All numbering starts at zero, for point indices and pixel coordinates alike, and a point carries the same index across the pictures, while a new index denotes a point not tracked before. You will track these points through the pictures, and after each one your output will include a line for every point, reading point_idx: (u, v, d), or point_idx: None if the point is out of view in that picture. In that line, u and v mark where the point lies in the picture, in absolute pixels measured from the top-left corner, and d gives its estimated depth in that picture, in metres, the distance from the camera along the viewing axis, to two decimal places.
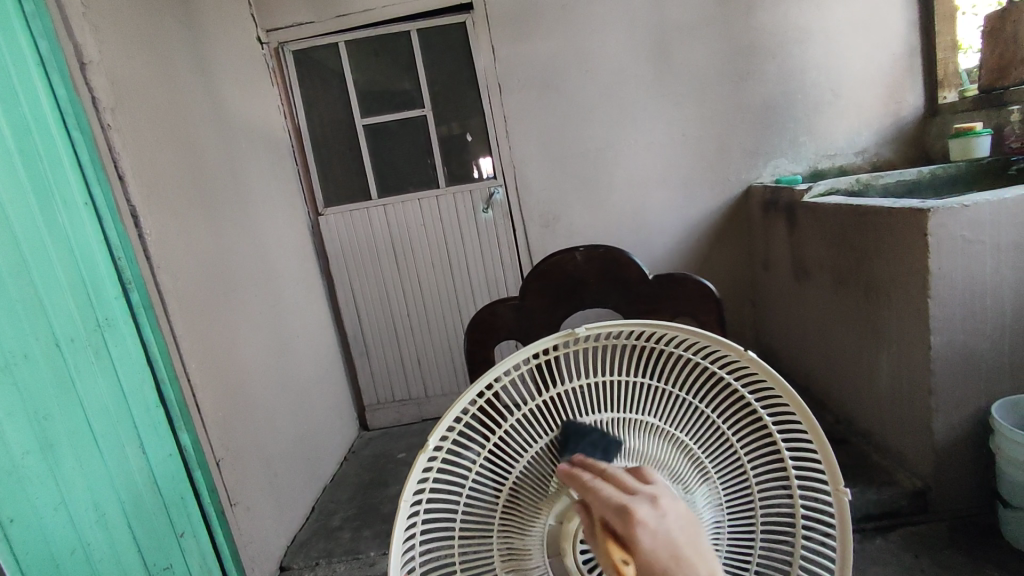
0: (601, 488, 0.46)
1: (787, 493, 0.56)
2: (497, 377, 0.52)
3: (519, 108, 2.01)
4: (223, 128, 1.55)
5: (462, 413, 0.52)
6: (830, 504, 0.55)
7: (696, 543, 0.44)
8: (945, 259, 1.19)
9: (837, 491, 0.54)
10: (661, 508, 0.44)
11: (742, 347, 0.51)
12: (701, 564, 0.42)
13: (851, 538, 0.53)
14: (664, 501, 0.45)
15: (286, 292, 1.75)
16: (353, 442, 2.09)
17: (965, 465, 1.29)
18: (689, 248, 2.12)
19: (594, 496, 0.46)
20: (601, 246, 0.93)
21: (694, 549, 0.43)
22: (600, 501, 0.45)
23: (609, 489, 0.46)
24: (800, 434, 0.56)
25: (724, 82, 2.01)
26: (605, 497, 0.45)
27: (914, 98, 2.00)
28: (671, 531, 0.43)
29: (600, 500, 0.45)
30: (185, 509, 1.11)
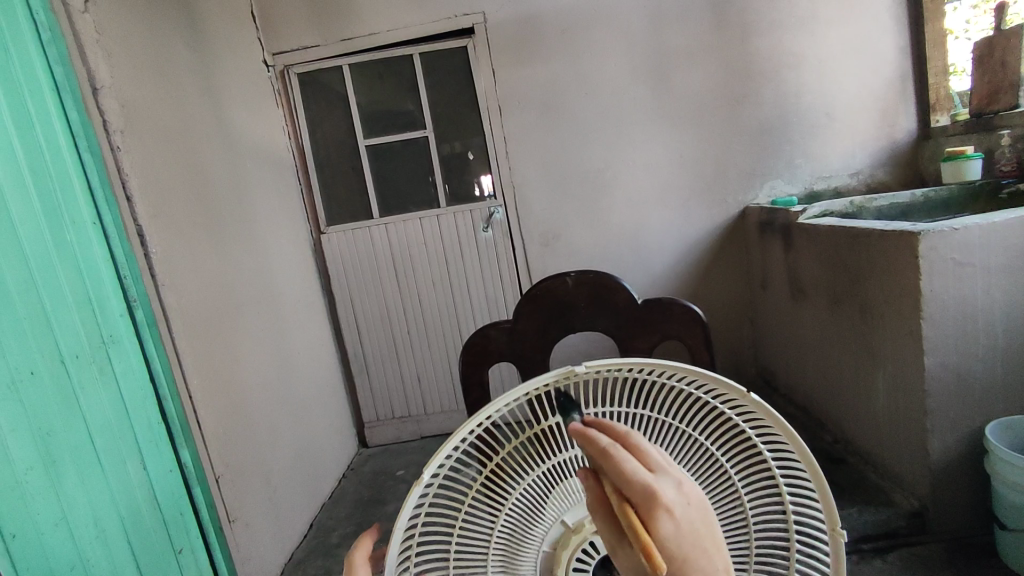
0: (625, 460, 0.42)
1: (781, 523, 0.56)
2: (496, 407, 0.52)
3: (519, 129, 2.05)
4: (229, 148, 1.59)
5: (460, 442, 0.53)
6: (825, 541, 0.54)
7: (711, 533, 0.42)
8: (936, 281, 1.20)
9: (832, 527, 0.53)
10: (685, 494, 0.42)
11: (742, 388, 0.52)
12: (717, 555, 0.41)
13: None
14: (688, 488, 0.42)
15: (288, 308, 1.77)
16: (352, 460, 2.09)
17: (961, 486, 1.29)
18: (688, 267, 2.14)
19: (617, 467, 0.42)
20: (590, 270, 0.95)
21: (710, 540, 0.41)
22: (618, 472, 0.42)
23: (636, 464, 0.42)
24: (797, 469, 0.55)
25: (720, 105, 2.05)
26: (630, 471, 0.41)
27: (907, 121, 2.04)
28: (694, 519, 0.41)
29: (625, 476, 0.41)
30: (184, 527, 1.12)
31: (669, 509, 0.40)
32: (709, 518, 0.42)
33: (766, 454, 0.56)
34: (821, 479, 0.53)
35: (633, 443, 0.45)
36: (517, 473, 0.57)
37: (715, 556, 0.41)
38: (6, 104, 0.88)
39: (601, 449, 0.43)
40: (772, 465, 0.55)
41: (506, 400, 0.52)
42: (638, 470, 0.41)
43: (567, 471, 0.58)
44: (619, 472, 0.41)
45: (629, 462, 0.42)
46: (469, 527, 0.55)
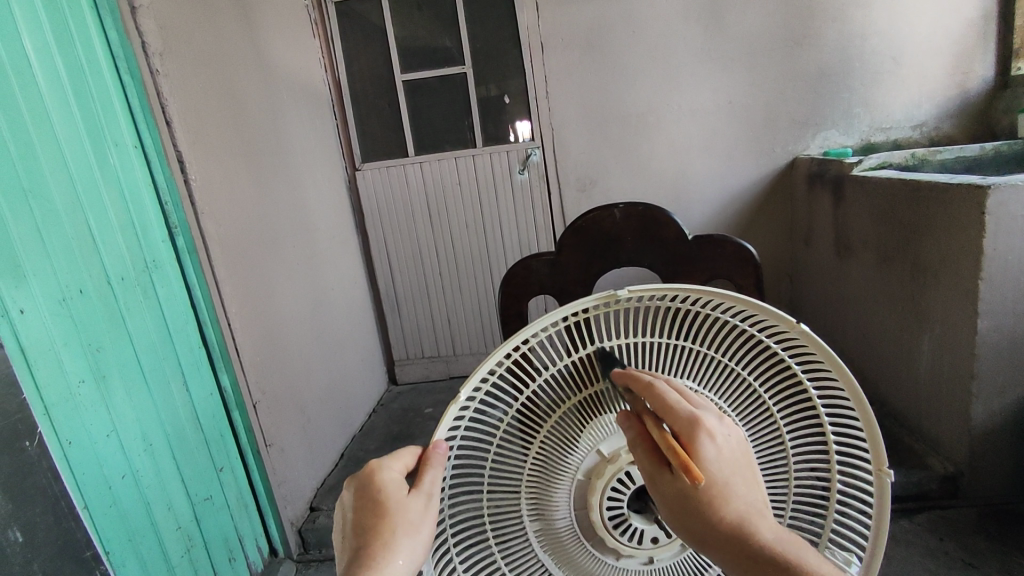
0: (669, 395, 0.48)
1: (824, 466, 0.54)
2: (534, 331, 0.51)
3: (561, 68, 1.97)
4: (266, 79, 1.57)
5: (497, 366, 0.52)
6: (870, 482, 0.53)
7: (748, 465, 0.48)
8: (1002, 240, 1.13)
9: (878, 468, 0.52)
10: (723, 425, 0.48)
11: (791, 318, 0.49)
12: (752, 485, 0.48)
13: (886, 521, 0.51)
14: (725, 421, 0.48)
15: (323, 244, 1.79)
16: (382, 395, 2.15)
17: (1003, 453, 1.25)
18: (728, 219, 2.07)
19: (661, 400, 0.47)
20: (640, 204, 0.92)
21: (744, 469, 0.48)
22: (663, 404, 0.47)
23: (677, 397, 0.48)
24: (844, 408, 0.53)
25: (777, 46, 1.92)
26: (672, 403, 0.47)
27: (983, 68, 1.88)
28: (731, 448, 0.47)
29: (672, 407, 0.47)
30: (224, 446, 1.17)
31: (709, 433, 0.46)
32: (746, 450, 0.48)
33: (809, 387, 0.53)
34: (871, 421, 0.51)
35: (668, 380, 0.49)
36: (547, 406, 0.55)
37: (750, 484, 0.48)
38: (46, 18, 0.87)
39: (644, 386, 0.48)
40: (816, 401, 0.53)
41: (545, 325, 0.51)
42: (680, 401, 0.47)
43: (603, 403, 0.56)
44: (662, 405, 0.47)
45: (672, 397, 0.47)
46: (503, 455, 0.55)
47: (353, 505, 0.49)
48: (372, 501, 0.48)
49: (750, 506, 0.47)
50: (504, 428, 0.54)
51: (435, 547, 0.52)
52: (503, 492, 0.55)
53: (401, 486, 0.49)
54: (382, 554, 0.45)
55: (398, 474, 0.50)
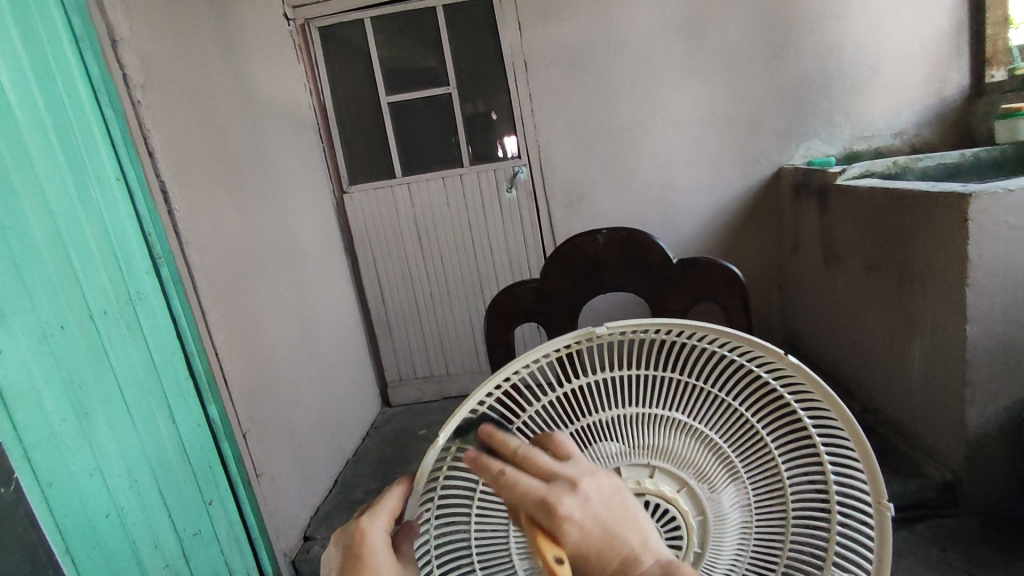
0: (520, 479, 0.46)
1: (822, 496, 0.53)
2: (517, 366, 0.51)
3: (545, 86, 1.98)
4: (249, 105, 1.57)
5: (480, 402, 0.51)
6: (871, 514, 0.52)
7: (623, 514, 0.47)
8: (986, 247, 1.14)
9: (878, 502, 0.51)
10: (583, 490, 0.46)
11: (779, 350, 0.48)
12: (634, 533, 0.47)
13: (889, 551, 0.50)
14: (585, 483, 0.47)
15: (311, 268, 1.78)
16: (376, 418, 2.13)
17: (999, 460, 1.25)
18: (716, 231, 2.08)
19: (515, 489, 0.46)
20: (623, 228, 0.92)
21: (622, 521, 0.47)
22: (515, 496, 0.46)
23: (532, 480, 0.46)
24: (841, 438, 0.53)
25: (757, 59, 1.94)
26: (524, 493, 0.45)
27: (959, 76, 1.91)
28: (598, 511, 0.46)
29: (522, 493, 0.45)
30: (214, 480, 1.15)
31: (567, 515, 0.45)
32: (619, 501, 0.48)
33: (807, 422, 0.53)
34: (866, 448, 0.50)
35: (524, 456, 0.47)
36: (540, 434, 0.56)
37: (632, 533, 0.47)
38: (25, 56, 0.86)
39: (494, 480, 0.47)
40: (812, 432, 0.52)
41: (529, 360, 0.50)
42: (532, 486, 0.46)
43: (593, 435, 0.55)
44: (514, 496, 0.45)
45: (524, 483, 0.46)
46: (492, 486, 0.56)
47: (335, 558, 0.48)
48: (352, 566, 0.47)
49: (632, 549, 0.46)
50: None
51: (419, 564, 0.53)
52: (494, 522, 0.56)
53: (383, 555, 0.47)
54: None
55: (383, 540, 0.48)
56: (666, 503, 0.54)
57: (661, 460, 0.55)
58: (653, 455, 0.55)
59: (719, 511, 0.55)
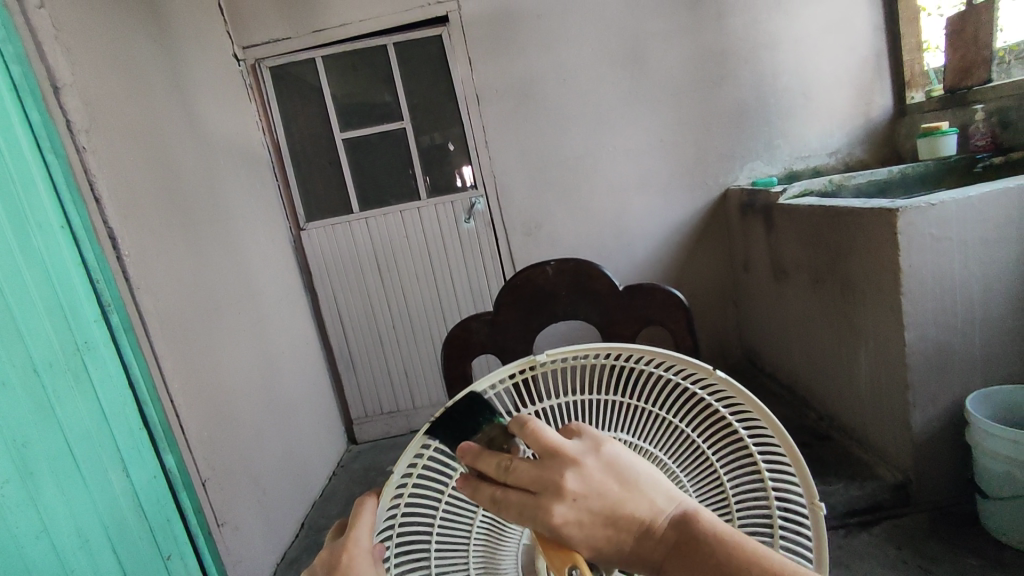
0: (507, 496, 0.40)
1: (764, 504, 0.53)
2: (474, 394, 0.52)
3: (497, 118, 2.03)
4: (201, 146, 1.56)
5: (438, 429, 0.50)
6: (805, 515, 0.51)
7: (630, 486, 0.41)
8: (915, 257, 1.22)
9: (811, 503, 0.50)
10: (572, 493, 0.39)
11: (707, 366, 0.51)
12: (646, 507, 0.40)
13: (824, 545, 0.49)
14: (574, 484, 0.39)
15: (269, 307, 1.75)
16: (342, 457, 2.08)
17: (945, 457, 1.32)
18: (670, 252, 2.15)
19: (507, 508, 0.40)
20: (570, 258, 0.95)
21: (628, 497, 0.40)
22: (509, 513, 0.40)
23: (518, 496, 0.39)
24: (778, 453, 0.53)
25: (699, 87, 2.04)
26: (518, 514, 0.39)
27: (882, 99, 2.05)
28: (597, 504, 0.39)
29: (513, 511, 0.40)
30: (172, 533, 1.11)
31: (567, 524, 0.39)
32: (619, 479, 0.40)
33: (747, 439, 0.53)
34: (799, 460, 0.50)
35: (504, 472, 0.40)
36: None
37: (641, 507, 0.41)
38: None
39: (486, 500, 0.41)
40: (751, 446, 0.53)
41: (485, 389, 0.52)
42: (518, 502, 0.39)
43: None
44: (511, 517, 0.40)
45: (511, 503, 0.40)
46: (451, 514, 0.55)
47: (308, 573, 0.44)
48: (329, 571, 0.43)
49: (648, 521, 0.40)
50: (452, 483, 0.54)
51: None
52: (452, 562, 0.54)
53: (366, 558, 0.44)
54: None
55: (366, 546, 0.45)
56: None
57: None
58: None
59: None
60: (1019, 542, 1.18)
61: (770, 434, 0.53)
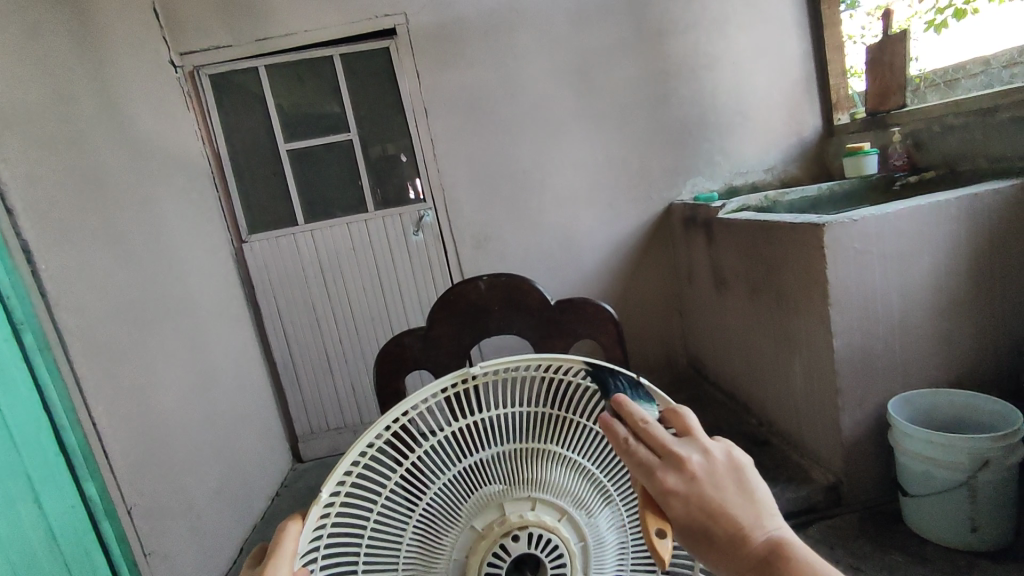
0: (636, 450, 0.45)
1: None
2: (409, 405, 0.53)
3: (446, 131, 2.03)
4: (132, 155, 1.49)
5: (372, 442, 0.52)
6: None
7: (744, 490, 0.44)
8: (840, 269, 1.29)
9: None
10: (691, 470, 0.44)
11: (632, 375, 0.55)
12: (748, 515, 0.43)
13: None
14: (695, 462, 0.44)
15: (208, 322, 1.68)
16: (285, 476, 2.02)
17: (872, 458, 1.39)
18: (617, 263, 2.19)
19: (631, 458, 0.45)
20: (502, 274, 0.96)
21: (733, 498, 0.43)
22: (633, 461, 0.45)
23: (645, 452, 0.45)
24: None
25: (642, 104, 2.11)
26: (640, 464, 0.45)
27: (813, 119, 2.17)
28: (707, 490, 0.43)
29: (635, 463, 0.45)
30: (90, 566, 1.04)
31: (673, 491, 0.43)
32: (736, 478, 0.44)
33: None
34: None
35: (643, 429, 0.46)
36: (430, 475, 0.56)
37: (743, 512, 0.43)
38: None
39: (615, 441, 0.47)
40: None
41: (420, 400, 0.53)
42: (645, 457, 0.45)
43: (483, 474, 0.57)
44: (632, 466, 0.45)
45: (638, 455, 0.45)
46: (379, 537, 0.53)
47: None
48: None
49: (743, 527, 0.42)
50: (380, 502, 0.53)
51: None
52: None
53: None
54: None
55: None
56: (548, 533, 0.56)
57: (540, 492, 0.57)
58: (534, 487, 0.57)
59: (597, 536, 0.58)
60: (937, 537, 1.26)
61: None
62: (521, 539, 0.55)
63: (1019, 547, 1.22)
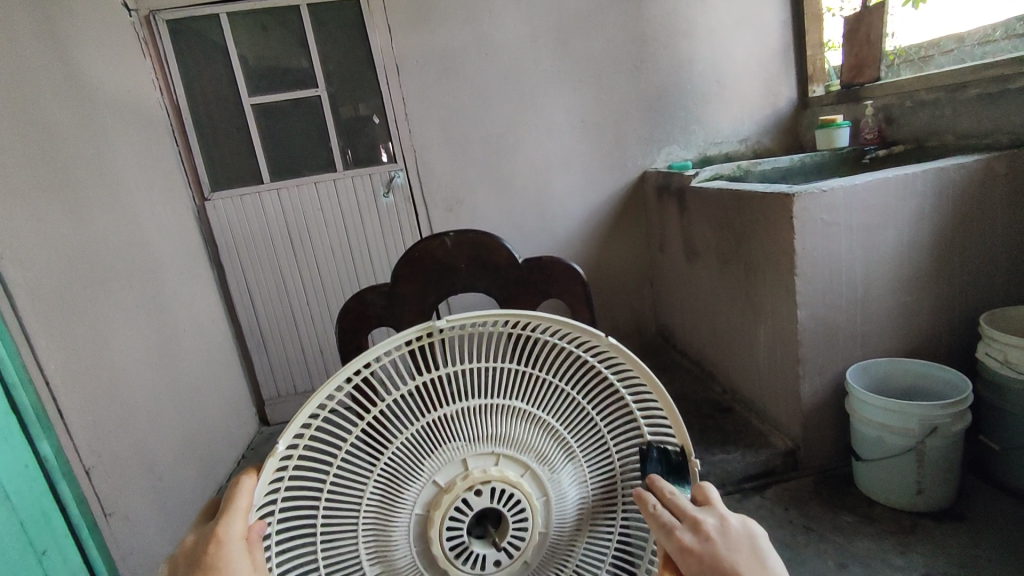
0: (659, 512, 0.52)
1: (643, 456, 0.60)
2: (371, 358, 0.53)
3: (418, 90, 1.97)
4: (83, 102, 1.41)
5: (333, 393, 0.52)
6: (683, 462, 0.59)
7: (758, 559, 0.48)
8: (808, 240, 1.30)
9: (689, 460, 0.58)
10: (706, 531, 0.49)
11: (601, 333, 0.56)
12: None
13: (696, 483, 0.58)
14: (710, 526, 0.50)
15: (168, 281, 1.63)
16: (251, 439, 1.99)
17: (828, 424, 1.44)
18: (590, 231, 2.19)
19: (654, 520, 0.52)
20: (469, 230, 0.94)
21: (746, 562, 0.48)
22: (655, 524, 0.51)
23: (667, 513, 0.51)
24: (653, 407, 0.60)
25: (620, 69, 2.07)
26: (660, 524, 0.51)
27: (788, 91, 2.17)
28: (720, 550, 0.48)
29: (657, 525, 0.51)
30: (48, 526, 1.02)
31: (687, 546, 0.49)
32: (750, 545, 0.49)
33: (627, 397, 0.59)
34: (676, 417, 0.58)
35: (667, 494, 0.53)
36: (391, 430, 0.54)
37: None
38: None
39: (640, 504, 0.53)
40: (628, 400, 0.59)
41: (382, 352, 0.53)
42: (665, 517, 0.51)
43: (447, 430, 0.56)
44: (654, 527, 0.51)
45: (659, 515, 0.51)
46: (339, 489, 0.53)
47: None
48: (200, 563, 0.44)
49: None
50: (340, 456, 0.52)
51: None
52: (339, 536, 0.53)
53: (236, 547, 0.44)
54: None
55: (239, 533, 0.45)
56: (510, 487, 0.56)
57: (503, 446, 0.57)
58: (498, 443, 0.57)
59: (560, 491, 0.58)
60: (885, 499, 1.32)
61: (648, 390, 0.59)
62: (482, 493, 0.56)
63: (961, 508, 1.29)
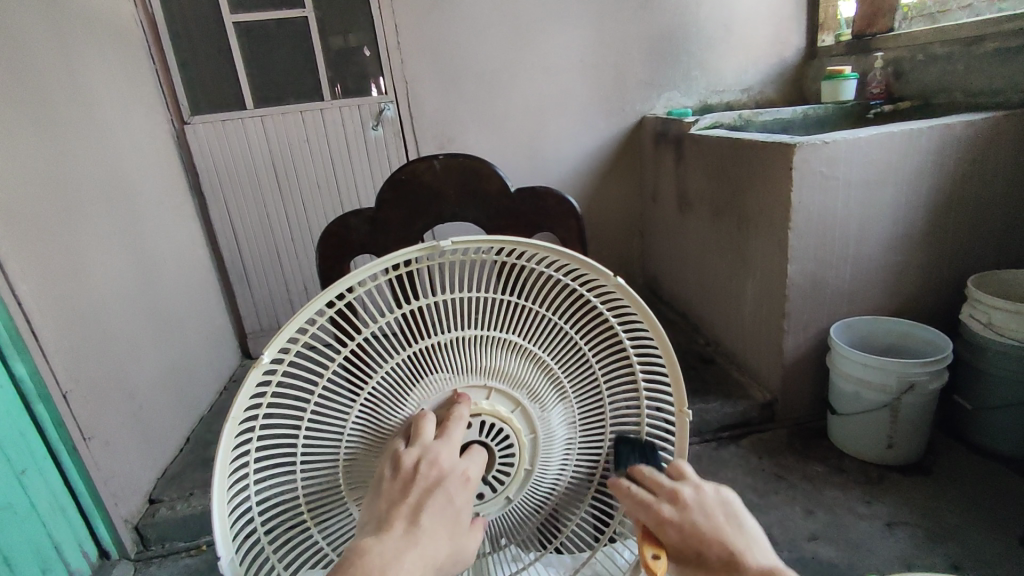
0: (632, 486, 0.55)
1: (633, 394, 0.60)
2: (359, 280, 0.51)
3: (412, 18, 1.87)
4: (50, 8, 1.30)
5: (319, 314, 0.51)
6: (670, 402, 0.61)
7: (733, 520, 0.54)
8: (805, 192, 1.28)
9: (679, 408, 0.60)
10: (683, 502, 0.54)
11: (606, 270, 0.54)
12: (738, 539, 0.52)
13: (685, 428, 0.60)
14: (686, 494, 0.54)
15: (146, 207, 1.57)
16: (233, 372, 1.99)
17: (807, 379, 1.46)
18: (583, 177, 2.14)
19: (628, 497, 0.55)
20: (459, 155, 0.92)
21: (723, 525, 0.53)
22: (630, 500, 0.55)
23: (640, 489, 0.55)
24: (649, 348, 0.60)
25: (625, 6, 1.97)
26: (634, 498, 0.55)
27: (796, 40, 2.09)
28: (697, 518, 0.53)
29: (632, 500, 0.55)
30: (26, 446, 1.04)
31: (666, 517, 0.53)
32: (723, 511, 0.54)
33: (623, 334, 0.59)
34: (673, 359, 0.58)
35: (639, 471, 0.56)
36: (379, 355, 0.54)
37: (734, 538, 0.52)
38: None
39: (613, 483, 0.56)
40: (624, 339, 0.59)
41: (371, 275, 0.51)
42: (641, 492, 0.55)
43: (435, 360, 0.55)
44: (629, 503, 0.55)
45: (633, 489, 0.55)
46: (323, 411, 0.53)
47: (373, 496, 0.50)
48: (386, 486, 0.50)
49: (736, 555, 0.51)
50: (324, 378, 0.52)
51: (231, 489, 0.52)
52: (320, 451, 0.54)
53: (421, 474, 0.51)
54: (406, 539, 0.47)
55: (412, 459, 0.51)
56: (499, 422, 0.56)
57: (494, 380, 0.57)
58: (487, 375, 0.57)
59: (548, 429, 0.58)
60: (855, 451, 1.36)
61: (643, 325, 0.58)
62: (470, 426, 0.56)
63: (927, 463, 1.33)
